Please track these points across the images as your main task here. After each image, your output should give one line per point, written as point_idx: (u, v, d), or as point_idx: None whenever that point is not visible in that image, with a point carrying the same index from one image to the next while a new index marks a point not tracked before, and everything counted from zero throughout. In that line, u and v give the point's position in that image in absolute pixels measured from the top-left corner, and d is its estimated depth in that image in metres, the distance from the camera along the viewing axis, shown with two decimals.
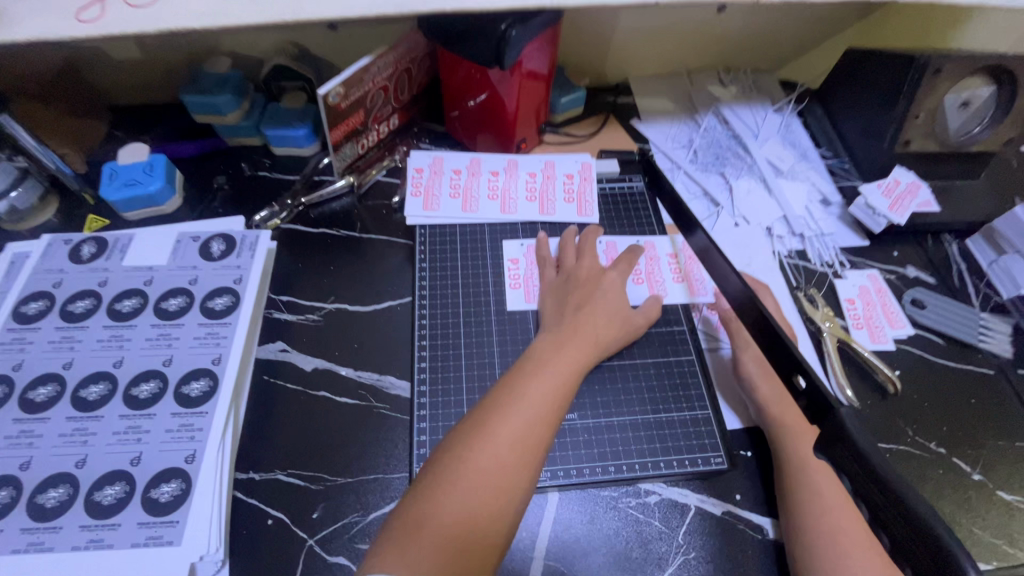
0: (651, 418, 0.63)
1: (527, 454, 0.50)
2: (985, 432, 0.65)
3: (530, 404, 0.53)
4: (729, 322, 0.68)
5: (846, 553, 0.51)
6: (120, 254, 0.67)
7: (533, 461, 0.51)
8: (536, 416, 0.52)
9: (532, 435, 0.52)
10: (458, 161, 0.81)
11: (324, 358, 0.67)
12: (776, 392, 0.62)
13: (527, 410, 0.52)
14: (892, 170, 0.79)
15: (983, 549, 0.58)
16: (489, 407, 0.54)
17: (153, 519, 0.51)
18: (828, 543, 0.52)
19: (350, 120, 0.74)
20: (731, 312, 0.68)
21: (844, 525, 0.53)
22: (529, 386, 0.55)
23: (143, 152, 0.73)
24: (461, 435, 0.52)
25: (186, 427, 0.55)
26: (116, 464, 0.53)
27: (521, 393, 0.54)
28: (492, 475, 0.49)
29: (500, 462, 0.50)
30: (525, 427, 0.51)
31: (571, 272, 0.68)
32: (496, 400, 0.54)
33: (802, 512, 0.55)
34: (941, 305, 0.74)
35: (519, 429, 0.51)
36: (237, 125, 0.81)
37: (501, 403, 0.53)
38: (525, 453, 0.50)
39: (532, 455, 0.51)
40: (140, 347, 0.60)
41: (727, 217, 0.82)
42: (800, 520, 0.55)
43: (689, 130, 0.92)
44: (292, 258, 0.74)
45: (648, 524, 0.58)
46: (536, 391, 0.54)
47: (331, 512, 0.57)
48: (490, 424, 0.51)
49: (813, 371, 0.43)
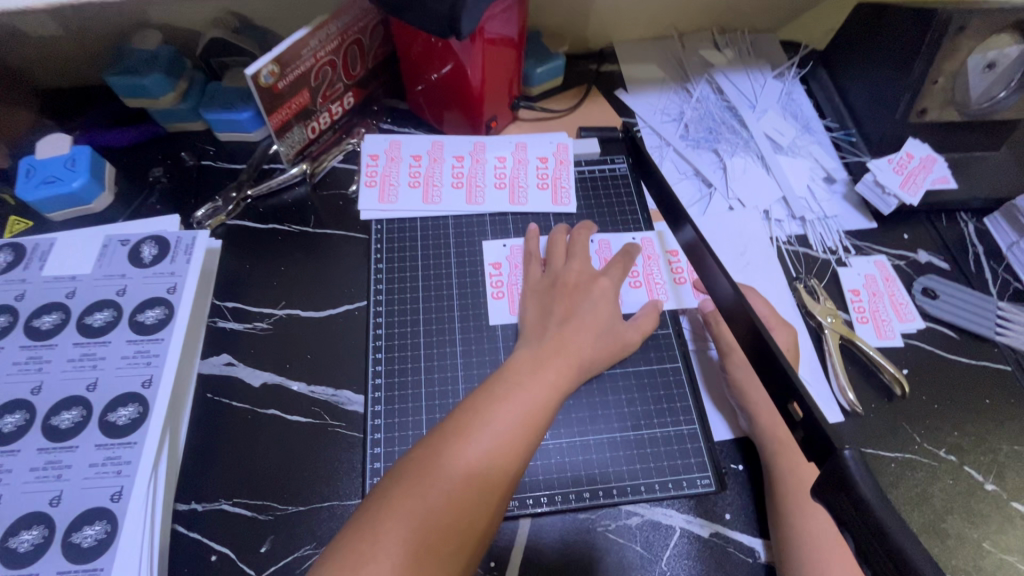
0: (631, 435, 0.58)
1: (491, 493, 0.44)
2: (999, 436, 0.60)
3: (503, 432, 0.46)
4: (710, 323, 0.62)
5: None
6: (39, 262, 0.60)
7: (497, 500, 0.44)
8: (508, 446, 0.45)
9: (501, 469, 0.44)
10: (418, 145, 0.73)
11: (275, 372, 0.60)
12: (765, 401, 0.56)
13: (497, 439, 0.45)
14: (904, 143, 0.71)
15: (995, 567, 0.53)
16: (452, 430, 0.46)
17: (74, 567, 0.46)
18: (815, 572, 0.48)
19: (294, 101, 0.65)
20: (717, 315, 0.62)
21: (834, 555, 0.48)
22: (501, 408, 0.47)
23: (63, 144, 0.66)
24: (418, 463, 0.44)
25: (112, 461, 0.50)
26: (33, 505, 0.48)
27: (492, 416, 0.46)
28: (450, 516, 0.42)
29: (461, 501, 0.42)
30: (493, 460, 0.44)
31: (559, 275, 0.61)
32: (462, 422, 0.46)
33: (799, 540, 0.49)
34: (955, 294, 0.67)
35: (487, 463, 0.44)
36: (174, 109, 0.73)
37: (467, 425, 0.46)
38: (490, 492, 0.44)
39: (497, 493, 0.44)
40: (61, 371, 0.54)
41: (721, 199, 0.74)
42: (795, 546, 0.49)
43: (680, 100, 0.83)
44: (237, 258, 0.67)
45: (628, 549, 0.52)
46: (511, 415, 0.47)
47: (282, 545, 0.52)
48: (453, 455, 0.44)
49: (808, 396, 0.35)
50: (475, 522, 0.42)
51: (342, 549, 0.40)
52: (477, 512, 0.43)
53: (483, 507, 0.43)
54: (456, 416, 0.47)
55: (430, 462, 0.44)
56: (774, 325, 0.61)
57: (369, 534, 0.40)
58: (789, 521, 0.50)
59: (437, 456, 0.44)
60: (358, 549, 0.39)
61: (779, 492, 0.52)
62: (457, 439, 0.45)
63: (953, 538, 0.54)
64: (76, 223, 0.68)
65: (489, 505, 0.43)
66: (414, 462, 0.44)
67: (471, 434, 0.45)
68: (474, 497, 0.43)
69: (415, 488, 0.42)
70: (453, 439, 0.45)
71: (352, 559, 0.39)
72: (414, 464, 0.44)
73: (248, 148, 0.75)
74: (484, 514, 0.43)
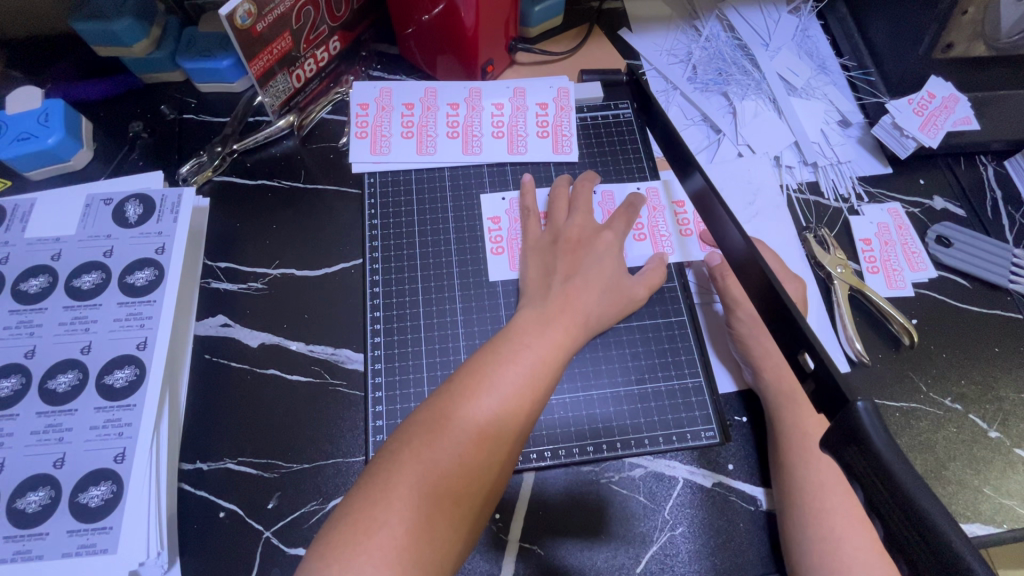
0: (635, 388, 0.57)
1: (499, 456, 0.44)
2: (1006, 384, 0.59)
3: (509, 396, 0.45)
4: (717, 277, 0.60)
5: (839, 532, 0.47)
6: (21, 223, 0.57)
7: (504, 463, 0.44)
8: (515, 409, 0.45)
9: (508, 432, 0.44)
10: (409, 92, 0.69)
11: (272, 333, 0.59)
12: (772, 353, 0.55)
13: (504, 400, 0.45)
14: (925, 83, 0.67)
15: (994, 511, 0.54)
16: (457, 394, 0.45)
17: (83, 526, 0.46)
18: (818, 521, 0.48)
19: (276, 45, 0.61)
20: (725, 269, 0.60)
21: (836, 504, 0.49)
22: (507, 370, 0.46)
23: (34, 98, 0.62)
24: (424, 427, 0.43)
25: (112, 423, 0.50)
26: (37, 467, 0.48)
27: (498, 379, 0.45)
28: (460, 480, 0.42)
29: (471, 465, 0.42)
30: (500, 423, 0.44)
31: (561, 230, 0.59)
32: (467, 385, 0.45)
33: (804, 491, 0.49)
34: (969, 241, 0.65)
35: (494, 427, 0.44)
36: (148, 58, 0.68)
37: (474, 387, 0.45)
38: (499, 454, 0.44)
39: (503, 455, 0.44)
40: (53, 334, 0.53)
41: (729, 146, 0.71)
42: (798, 496, 0.50)
43: (688, 40, 0.78)
44: (227, 217, 0.64)
45: (631, 500, 0.53)
46: (517, 378, 0.46)
47: (288, 501, 0.52)
48: (460, 418, 0.43)
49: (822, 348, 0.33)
50: (484, 484, 0.43)
51: (352, 513, 0.40)
52: (487, 475, 0.43)
53: (492, 469, 0.43)
54: (460, 379, 0.46)
55: (436, 426, 0.43)
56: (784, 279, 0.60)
57: (379, 498, 0.40)
58: (795, 473, 0.50)
59: (444, 419, 0.43)
60: (368, 513, 0.39)
61: (783, 442, 0.52)
62: (463, 402, 0.44)
63: (953, 484, 0.55)
64: (56, 182, 0.65)
65: (498, 466, 0.43)
66: (420, 425, 0.43)
67: (478, 397, 0.44)
68: (483, 460, 0.43)
69: (423, 451, 0.42)
70: (459, 403, 0.44)
71: (363, 523, 0.39)
72: (420, 427, 0.43)
73: (231, 99, 0.71)
74: (493, 473, 0.43)
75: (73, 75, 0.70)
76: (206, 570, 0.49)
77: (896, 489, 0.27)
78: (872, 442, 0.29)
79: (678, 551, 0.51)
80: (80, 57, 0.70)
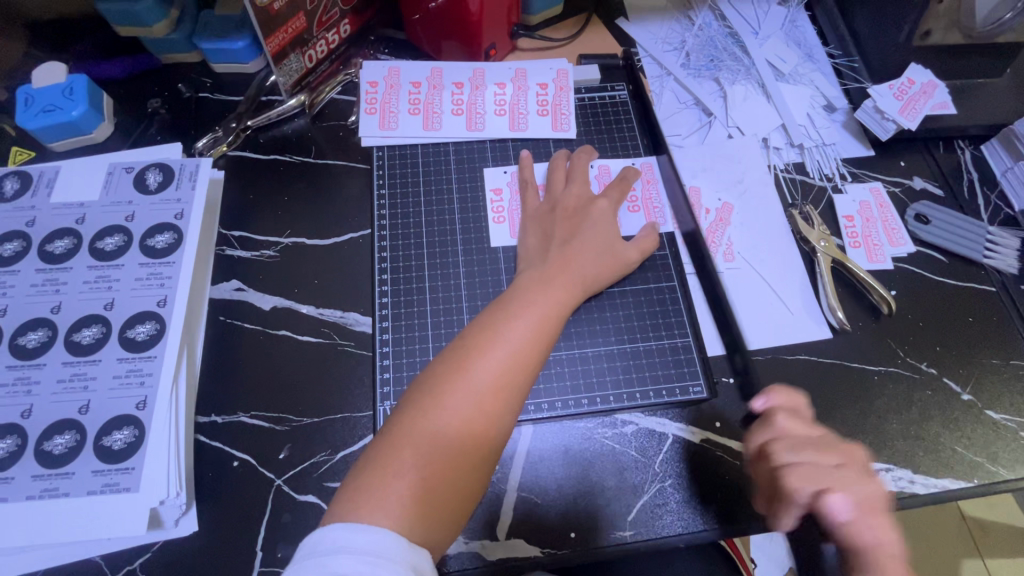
0: (628, 348, 0.60)
1: (512, 404, 0.47)
2: (980, 351, 0.62)
3: (518, 349, 0.48)
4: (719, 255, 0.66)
5: None
6: (46, 189, 0.60)
7: (515, 410, 0.47)
8: (524, 361, 0.48)
9: (520, 382, 0.47)
10: (416, 72, 0.73)
11: (283, 297, 0.62)
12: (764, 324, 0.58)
13: (514, 352, 0.48)
14: (906, 69, 0.71)
15: (964, 466, 0.57)
16: (470, 348, 0.48)
17: (107, 467, 0.49)
18: None
19: (291, 25, 0.64)
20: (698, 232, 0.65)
21: None
22: (515, 325, 0.49)
23: (59, 72, 0.65)
24: (440, 379, 0.46)
25: (134, 373, 0.53)
26: (63, 413, 0.51)
27: (507, 333, 0.49)
28: (477, 426, 0.45)
29: (486, 412, 0.45)
30: (512, 372, 0.47)
31: (559, 201, 0.62)
32: (478, 340, 0.48)
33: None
34: (947, 220, 0.68)
35: (507, 377, 0.47)
36: (167, 39, 0.71)
37: (485, 341, 0.48)
38: (512, 403, 0.47)
39: (516, 404, 0.47)
40: (78, 291, 0.56)
41: (720, 128, 0.74)
42: None
43: (682, 29, 0.81)
44: (241, 189, 0.67)
45: (624, 454, 0.56)
46: (525, 332, 0.49)
47: (299, 451, 0.55)
48: (475, 370, 0.46)
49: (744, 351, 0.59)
50: (499, 431, 0.46)
51: (378, 458, 0.43)
52: (501, 421, 0.46)
53: (505, 416, 0.46)
54: (472, 335, 0.49)
55: (453, 377, 0.46)
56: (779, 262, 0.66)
57: (403, 445, 0.43)
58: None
59: (460, 371, 0.46)
60: (393, 457, 0.43)
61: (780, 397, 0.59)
62: (476, 355, 0.47)
63: (929, 442, 0.58)
64: (78, 153, 0.68)
65: (511, 414, 0.47)
66: (437, 378, 0.46)
67: (490, 350, 0.47)
68: (497, 408, 0.46)
69: (442, 401, 0.45)
70: (472, 355, 0.47)
71: (388, 466, 0.42)
72: (437, 380, 0.46)
73: (245, 80, 0.74)
74: (507, 419, 0.46)
75: (94, 53, 0.73)
76: (221, 513, 0.52)
77: None
78: None
79: (667, 501, 0.54)
80: (100, 35, 0.73)
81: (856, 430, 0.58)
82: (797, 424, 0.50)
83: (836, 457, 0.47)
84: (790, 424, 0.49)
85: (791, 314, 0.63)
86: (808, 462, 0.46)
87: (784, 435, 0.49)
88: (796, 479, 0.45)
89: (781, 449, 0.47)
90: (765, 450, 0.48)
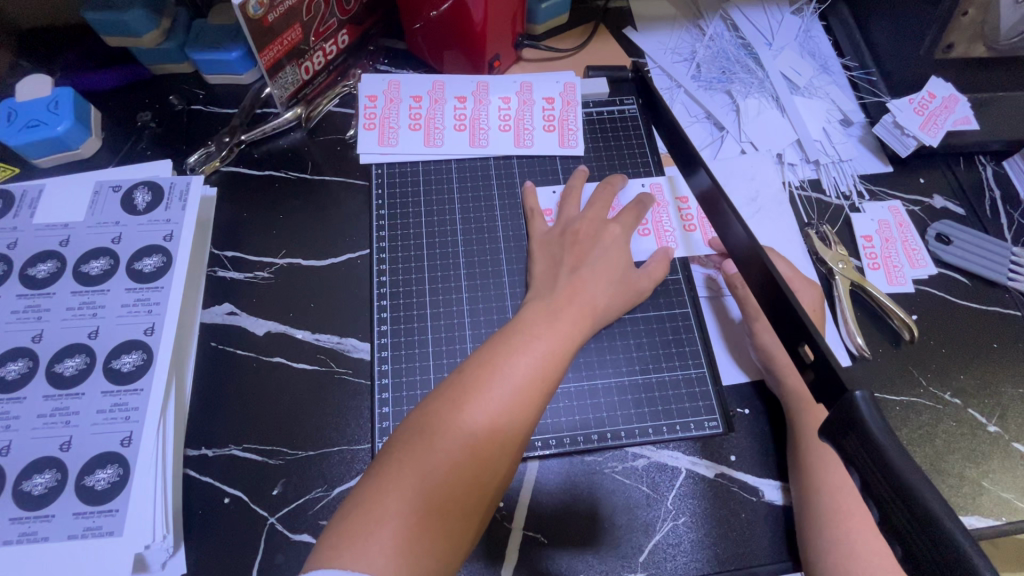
0: (639, 379, 0.58)
1: (511, 445, 0.44)
2: (1005, 380, 0.60)
3: (521, 385, 0.45)
4: (734, 286, 0.60)
5: (854, 530, 0.47)
6: (29, 209, 0.58)
7: (515, 451, 0.45)
8: (526, 400, 0.45)
9: (523, 420, 0.45)
10: (417, 85, 0.70)
11: (278, 321, 0.59)
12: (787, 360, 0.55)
13: (515, 390, 0.45)
14: (926, 83, 0.67)
15: (993, 503, 0.54)
16: (470, 383, 0.45)
17: (90, 509, 0.47)
18: (833, 520, 0.48)
19: (285, 36, 0.62)
20: (737, 277, 0.60)
21: (850, 506, 0.48)
22: (518, 360, 0.47)
23: (45, 86, 0.62)
24: (435, 417, 0.44)
25: (119, 407, 0.50)
26: (44, 450, 0.48)
27: (510, 368, 0.46)
28: (473, 470, 0.42)
29: (483, 454, 0.43)
30: (513, 411, 0.44)
31: (569, 224, 0.60)
32: (478, 376, 0.45)
33: (820, 494, 0.50)
34: (968, 239, 0.66)
35: (507, 415, 0.44)
36: (158, 50, 0.68)
37: (485, 375, 0.45)
38: (510, 446, 0.44)
39: (515, 446, 0.44)
40: (61, 319, 0.53)
41: (732, 143, 0.72)
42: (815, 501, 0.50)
43: (692, 39, 0.79)
44: (234, 207, 0.64)
45: (635, 489, 0.53)
46: (529, 367, 0.46)
47: (293, 487, 0.52)
48: (473, 408, 0.44)
49: (819, 338, 0.36)
50: (496, 475, 0.43)
51: (365, 500, 0.40)
52: (499, 463, 0.43)
53: (503, 458, 0.44)
54: (472, 369, 0.46)
55: (448, 415, 0.43)
56: (798, 286, 0.60)
57: (391, 487, 0.40)
58: (811, 475, 0.51)
59: (455, 410, 0.44)
60: (379, 500, 0.40)
61: (799, 435, 0.53)
62: (475, 391, 0.44)
63: (954, 477, 0.55)
64: (65, 169, 0.65)
65: (509, 456, 0.44)
66: (430, 416, 0.44)
67: (491, 387, 0.45)
68: (495, 450, 0.43)
69: (434, 443, 0.42)
70: (471, 392, 0.45)
71: (374, 511, 0.39)
72: (431, 417, 0.44)
73: (239, 92, 0.72)
74: (505, 462, 0.44)
75: (83, 65, 0.70)
76: (209, 557, 0.49)
77: (894, 477, 0.30)
78: (867, 427, 0.32)
79: (680, 540, 0.51)
80: (90, 46, 0.70)
81: None
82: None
83: None
84: None
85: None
86: None
87: None
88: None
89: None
90: None
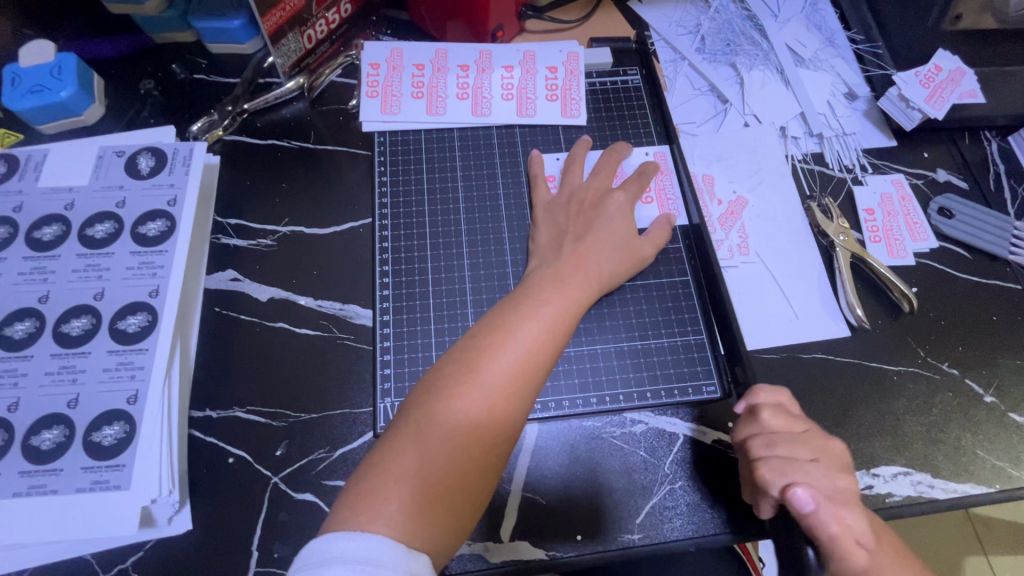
0: (639, 345, 0.58)
1: (525, 406, 0.45)
2: (1005, 351, 0.60)
3: (532, 349, 0.46)
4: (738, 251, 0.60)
5: None
6: (34, 173, 0.58)
7: (529, 411, 0.45)
8: (537, 361, 0.46)
9: (534, 381, 0.45)
10: (420, 54, 0.70)
11: (281, 287, 0.59)
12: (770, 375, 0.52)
13: (526, 352, 0.46)
14: (934, 55, 0.67)
15: (987, 472, 0.55)
16: (481, 348, 0.46)
17: (97, 463, 0.48)
18: None
19: (288, 2, 0.61)
20: None
21: None
22: (528, 324, 0.47)
23: (47, 51, 0.62)
24: (447, 382, 0.44)
25: (125, 365, 0.51)
26: (51, 407, 0.49)
27: (521, 334, 0.46)
28: (488, 431, 0.43)
29: (498, 415, 0.43)
30: (526, 375, 0.45)
31: (574, 193, 0.60)
32: (490, 340, 0.46)
33: None
34: (971, 213, 0.65)
35: (519, 377, 0.44)
36: (160, 16, 0.68)
37: (496, 339, 0.46)
38: (523, 406, 0.45)
39: (529, 406, 0.45)
40: (67, 280, 0.54)
41: (736, 116, 0.71)
42: None
43: (697, 11, 0.78)
44: (237, 175, 0.65)
45: (632, 454, 0.54)
46: (539, 330, 0.47)
47: (296, 448, 0.53)
48: (487, 371, 0.44)
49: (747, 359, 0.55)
50: (510, 435, 0.44)
51: (381, 461, 0.41)
52: (512, 424, 0.44)
53: (517, 418, 0.44)
54: (483, 335, 0.47)
55: (460, 379, 0.44)
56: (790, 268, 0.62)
57: (408, 449, 0.41)
58: None
59: (469, 373, 0.44)
60: (398, 462, 0.41)
61: None
62: (487, 354, 0.45)
63: (950, 446, 0.56)
64: (69, 135, 0.65)
65: (522, 416, 0.45)
66: (443, 379, 0.44)
67: (502, 351, 0.45)
68: (509, 411, 0.44)
69: (450, 405, 0.43)
70: (482, 356, 0.45)
71: (392, 472, 0.40)
72: (443, 382, 0.44)
73: (242, 61, 0.71)
74: (518, 422, 0.44)
75: (86, 30, 0.70)
76: (214, 513, 0.50)
77: None
78: None
79: (677, 503, 0.52)
80: (92, 13, 0.70)
81: (873, 432, 0.56)
82: (782, 418, 0.48)
83: (808, 451, 0.46)
84: (774, 419, 0.48)
85: (797, 317, 0.61)
86: (781, 455, 0.46)
87: (762, 429, 0.48)
88: (768, 471, 0.45)
89: (765, 470, 0.45)
90: (743, 444, 0.48)
